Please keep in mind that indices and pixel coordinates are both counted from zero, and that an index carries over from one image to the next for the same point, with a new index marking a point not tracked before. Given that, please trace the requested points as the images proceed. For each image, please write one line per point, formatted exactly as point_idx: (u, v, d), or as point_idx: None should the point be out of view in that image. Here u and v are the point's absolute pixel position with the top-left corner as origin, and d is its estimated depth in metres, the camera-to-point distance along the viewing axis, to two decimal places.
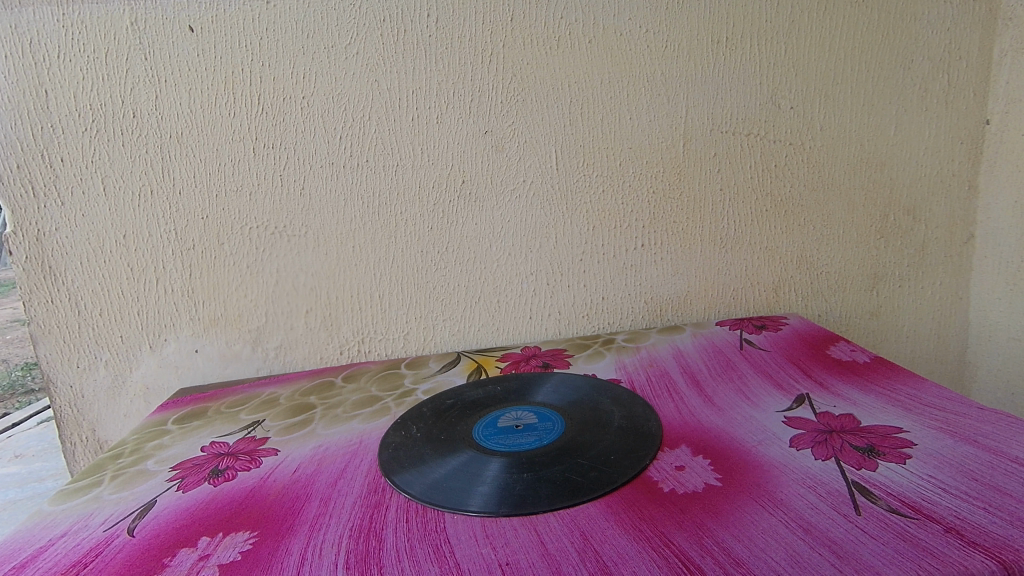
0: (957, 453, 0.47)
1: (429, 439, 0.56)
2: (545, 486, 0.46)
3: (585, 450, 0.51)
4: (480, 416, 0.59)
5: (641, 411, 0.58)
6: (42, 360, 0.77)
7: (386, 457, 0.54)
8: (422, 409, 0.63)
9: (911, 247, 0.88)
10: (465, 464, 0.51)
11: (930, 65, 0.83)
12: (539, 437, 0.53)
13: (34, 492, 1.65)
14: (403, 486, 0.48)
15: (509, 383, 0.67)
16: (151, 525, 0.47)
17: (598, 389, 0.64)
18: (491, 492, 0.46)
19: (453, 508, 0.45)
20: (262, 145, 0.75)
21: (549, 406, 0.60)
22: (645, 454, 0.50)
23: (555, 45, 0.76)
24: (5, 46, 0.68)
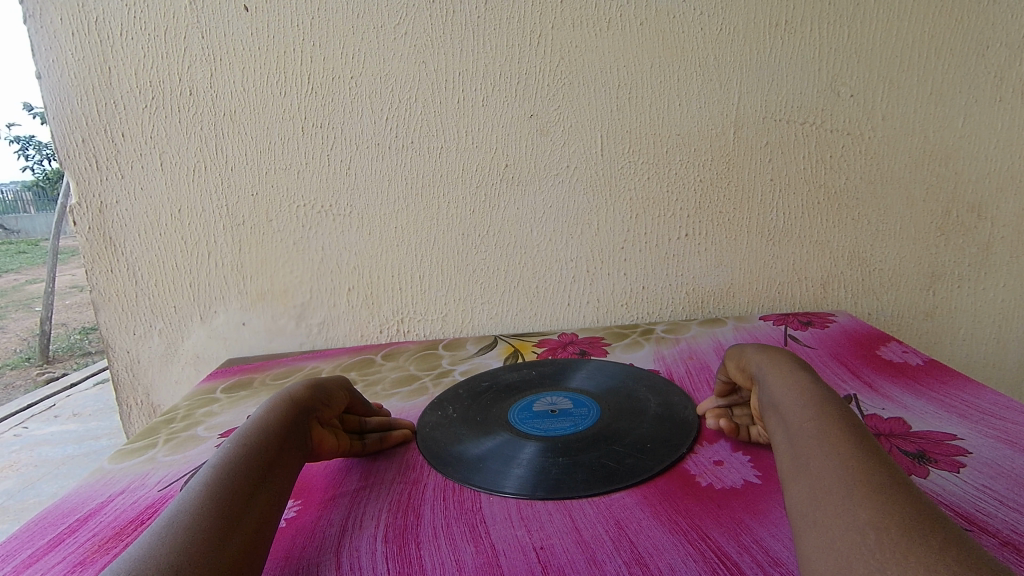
0: (1016, 464, 0.44)
1: (465, 419, 0.57)
2: (581, 472, 0.46)
3: (622, 436, 0.51)
4: (515, 397, 0.60)
5: (678, 400, 0.58)
6: (101, 326, 0.82)
7: (423, 436, 0.55)
8: (458, 389, 0.64)
9: (973, 246, 0.84)
10: (501, 445, 0.51)
11: (1006, 52, 0.77)
12: (575, 422, 0.54)
13: (90, 448, 1.76)
14: (440, 465, 0.49)
15: (545, 366, 0.68)
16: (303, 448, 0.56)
17: (635, 376, 0.64)
18: (527, 475, 0.47)
19: (490, 489, 0.45)
20: (311, 123, 0.76)
21: (585, 391, 0.60)
22: (682, 444, 0.50)
23: (605, 27, 0.74)
24: (71, 24, 0.71)
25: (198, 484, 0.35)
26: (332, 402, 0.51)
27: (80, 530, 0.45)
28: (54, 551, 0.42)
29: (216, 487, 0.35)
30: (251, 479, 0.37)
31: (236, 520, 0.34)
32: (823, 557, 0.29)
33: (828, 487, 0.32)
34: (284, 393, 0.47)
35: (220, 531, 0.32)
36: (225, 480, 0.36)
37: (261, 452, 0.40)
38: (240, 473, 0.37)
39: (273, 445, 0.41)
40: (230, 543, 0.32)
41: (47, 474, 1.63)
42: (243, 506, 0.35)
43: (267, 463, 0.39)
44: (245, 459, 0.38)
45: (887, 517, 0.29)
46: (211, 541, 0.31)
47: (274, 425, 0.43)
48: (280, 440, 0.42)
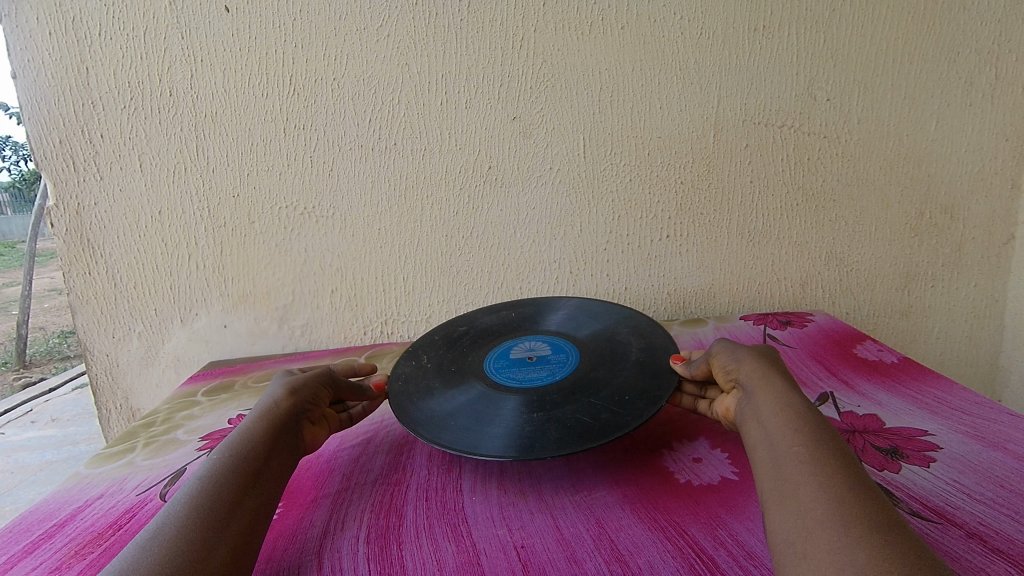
0: (984, 458, 0.46)
1: (439, 369, 0.56)
2: (555, 429, 0.45)
3: (600, 389, 0.49)
4: (492, 348, 0.60)
5: (660, 340, 0.55)
6: (79, 329, 0.81)
7: (397, 388, 0.54)
8: (435, 334, 0.64)
9: (946, 246, 0.86)
10: (476, 401, 0.51)
11: (976, 57, 0.79)
12: (552, 371, 0.53)
13: (69, 454, 1.72)
14: (413, 423, 0.48)
15: (523, 309, 0.68)
16: None
17: (615, 314, 0.62)
18: (500, 434, 0.46)
19: (462, 449, 0.44)
20: (293, 125, 0.76)
21: (565, 338, 0.60)
22: (660, 394, 0.47)
23: (587, 31, 0.75)
24: (48, 23, 0.69)
25: (185, 498, 0.35)
26: (321, 403, 0.51)
27: (56, 535, 0.44)
28: (29, 558, 0.41)
29: (203, 499, 0.35)
30: (240, 487, 0.37)
31: (225, 530, 0.33)
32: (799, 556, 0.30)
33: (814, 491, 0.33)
34: (270, 404, 0.47)
35: (207, 545, 0.32)
36: (210, 494, 0.35)
37: (248, 462, 0.39)
38: (227, 483, 0.37)
39: (260, 454, 0.41)
40: (218, 553, 0.32)
41: (24, 481, 1.60)
42: (233, 515, 0.35)
43: (256, 471, 0.39)
44: (231, 469, 0.38)
45: None
46: (199, 553, 0.31)
47: (260, 432, 0.43)
48: (267, 448, 0.42)
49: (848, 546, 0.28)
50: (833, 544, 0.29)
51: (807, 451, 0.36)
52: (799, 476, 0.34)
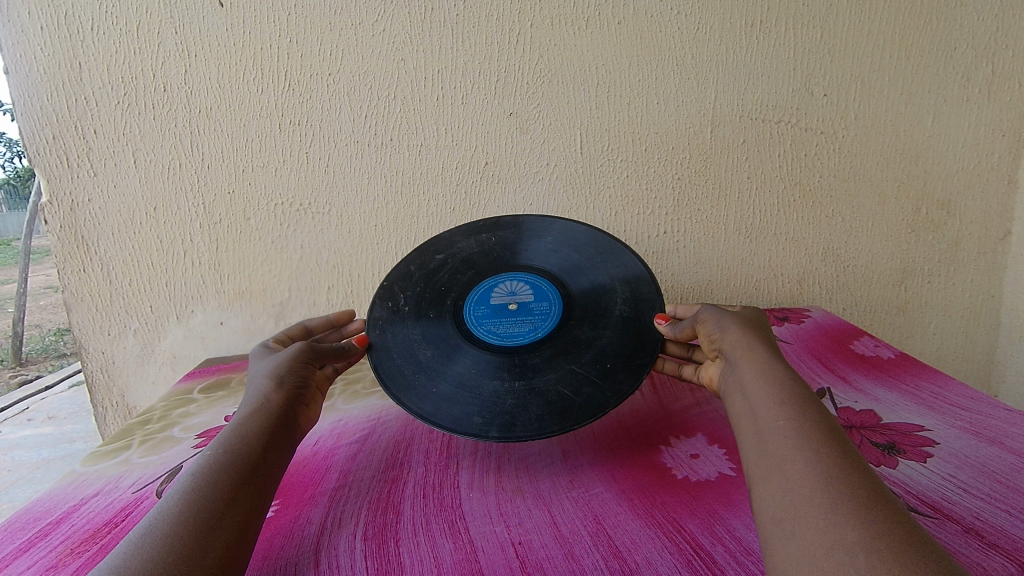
0: (980, 453, 0.46)
1: (419, 315, 0.54)
2: (536, 404, 0.47)
3: (582, 352, 0.51)
4: (472, 287, 0.57)
5: (647, 294, 0.53)
6: (74, 327, 0.80)
7: (375, 340, 0.53)
8: (410, 263, 0.58)
9: (943, 242, 0.86)
10: (458, 362, 0.52)
11: (973, 53, 0.79)
12: (534, 327, 0.54)
13: (65, 452, 1.72)
14: (397, 388, 0.50)
15: (504, 230, 0.60)
16: None
17: (600, 249, 0.57)
18: (482, 406, 0.48)
19: (447, 426, 0.47)
20: (289, 121, 0.75)
21: (548, 277, 0.57)
22: (644, 365, 0.48)
23: (584, 26, 0.74)
24: (40, 18, 0.69)
25: (179, 501, 0.33)
26: (311, 380, 0.48)
27: (52, 533, 0.44)
28: (24, 556, 0.41)
29: (195, 501, 0.33)
30: (236, 484, 0.35)
31: (218, 530, 0.32)
32: (787, 543, 0.29)
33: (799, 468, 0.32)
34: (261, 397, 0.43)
35: (198, 550, 0.31)
36: (204, 494, 0.34)
37: (245, 458, 0.37)
38: (223, 481, 0.35)
39: (258, 444, 0.39)
40: (210, 557, 0.31)
41: (21, 479, 1.59)
42: (227, 514, 0.33)
43: (254, 466, 0.37)
44: (227, 468, 0.36)
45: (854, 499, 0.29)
46: (190, 561, 0.30)
47: (254, 423, 0.41)
48: (266, 437, 0.40)
49: (832, 532, 0.28)
50: (824, 528, 0.28)
51: (789, 423, 0.35)
52: (782, 451, 0.34)
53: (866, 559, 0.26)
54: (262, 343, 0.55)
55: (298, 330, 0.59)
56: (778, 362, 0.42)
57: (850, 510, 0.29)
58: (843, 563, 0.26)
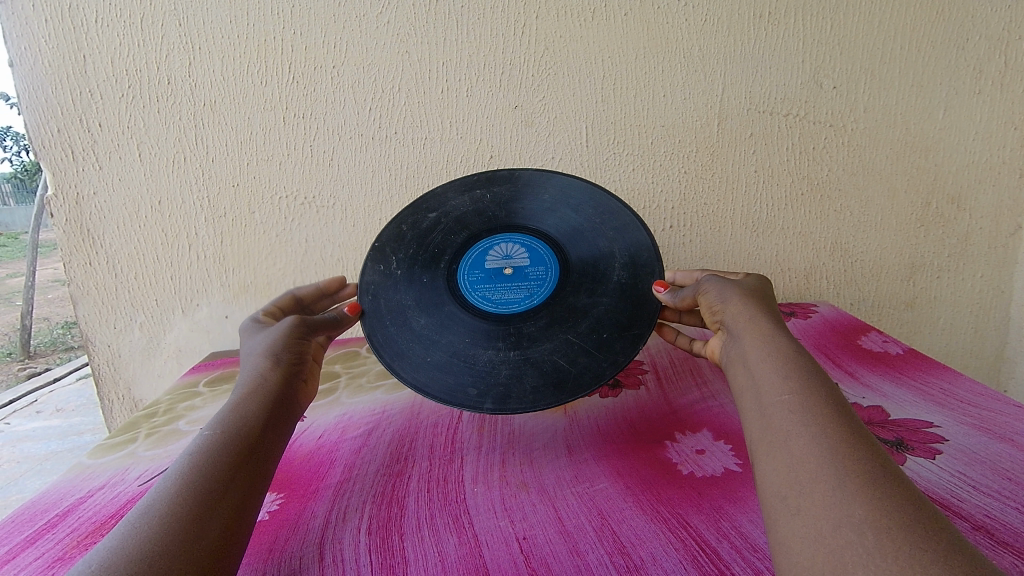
0: (989, 450, 0.45)
1: (412, 279, 0.54)
2: (530, 375, 0.50)
3: (578, 321, 0.52)
4: (466, 250, 0.55)
5: (646, 260, 0.52)
6: (81, 320, 0.81)
7: (367, 307, 0.53)
8: (401, 222, 0.55)
9: (952, 237, 0.85)
10: (450, 331, 0.53)
11: (986, 44, 0.78)
12: (530, 293, 0.55)
13: (73, 444, 1.73)
14: (391, 357, 0.51)
15: (499, 185, 0.55)
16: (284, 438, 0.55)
17: (601, 211, 0.54)
18: (477, 376, 0.51)
19: (444, 398, 0.50)
20: (293, 114, 0.75)
21: (545, 240, 0.55)
22: (641, 338, 0.50)
23: (590, 17, 0.74)
24: (44, 11, 0.69)
25: (176, 479, 0.33)
26: (307, 355, 0.48)
27: (58, 525, 0.44)
28: (31, 548, 0.41)
29: (192, 480, 0.33)
30: (234, 462, 0.35)
31: (217, 508, 0.32)
32: (791, 528, 0.29)
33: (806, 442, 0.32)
34: (259, 374, 0.43)
35: (198, 528, 0.31)
36: (202, 472, 0.34)
37: (244, 437, 0.37)
38: (221, 459, 0.35)
39: (257, 423, 0.39)
40: (210, 535, 0.31)
41: (30, 470, 1.61)
42: (226, 491, 0.33)
43: (254, 445, 0.37)
44: (227, 447, 0.36)
45: (864, 481, 0.29)
46: (190, 540, 0.30)
47: (252, 400, 0.40)
48: (264, 416, 0.40)
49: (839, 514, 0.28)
50: (830, 509, 0.28)
51: (793, 398, 0.35)
52: (787, 426, 0.33)
53: (874, 538, 0.26)
54: (251, 317, 0.54)
55: (287, 300, 0.58)
56: (781, 334, 0.41)
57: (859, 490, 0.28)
58: (851, 548, 0.26)
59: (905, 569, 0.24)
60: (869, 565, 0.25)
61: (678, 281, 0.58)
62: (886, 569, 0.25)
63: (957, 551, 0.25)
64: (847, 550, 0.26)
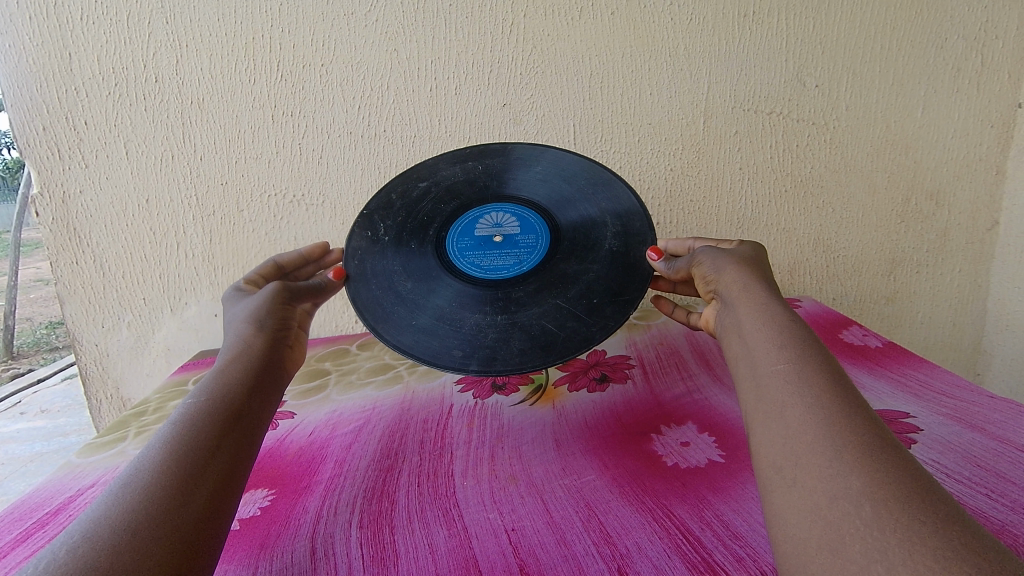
0: (964, 439, 0.47)
1: (400, 244, 0.56)
2: (516, 338, 0.52)
3: (569, 286, 0.54)
4: (456, 219, 0.57)
5: (638, 227, 0.54)
6: (67, 319, 0.80)
7: (353, 270, 0.54)
8: (392, 191, 0.57)
9: (932, 232, 0.87)
10: (437, 295, 0.55)
11: (964, 43, 0.79)
12: (519, 259, 0.57)
13: (59, 445, 1.71)
14: (374, 319, 0.52)
15: (492, 158, 0.58)
16: (274, 435, 0.56)
17: (593, 181, 0.56)
18: (463, 340, 0.52)
19: (429, 360, 0.50)
20: (281, 112, 0.75)
21: (535, 209, 0.58)
22: (631, 303, 0.51)
23: (578, 16, 0.74)
24: (28, 8, 0.68)
25: (161, 445, 0.34)
26: (290, 323, 0.49)
27: (49, 524, 0.44)
28: (23, 546, 0.41)
29: (177, 446, 0.33)
30: (219, 427, 0.36)
31: (203, 469, 0.33)
32: (782, 510, 0.30)
33: (801, 417, 0.33)
34: (241, 342, 0.43)
35: (185, 490, 0.31)
36: (186, 437, 0.34)
37: (228, 402, 0.38)
38: (206, 426, 0.35)
39: (241, 391, 0.39)
40: (197, 496, 0.31)
41: (14, 472, 1.59)
42: (211, 455, 0.34)
43: (239, 409, 0.38)
44: (212, 414, 0.36)
45: (855, 453, 0.30)
46: (177, 502, 0.30)
47: (235, 369, 0.41)
48: (250, 385, 0.40)
49: (826, 490, 0.29)
50: (817, 489, 0.29)
51: (787, 369, 0.36)
52: (782, 397, 0.34)
53: (870, 510, 0.27)
54: (234, 286, 0.53)
55: (271, 269, 0.58)
56: (773, 302, 0.43)
57: (850, 463, 0.29)
58: (838, 522, 0.27)
59: (902, 539, 0.25)
60: (866, 537, 0.26)
61: (670, 250, 0.58)
62: (884, 539, 0.25)
63: (952, 519, 0.26)
64: (833, 525, 0.27)
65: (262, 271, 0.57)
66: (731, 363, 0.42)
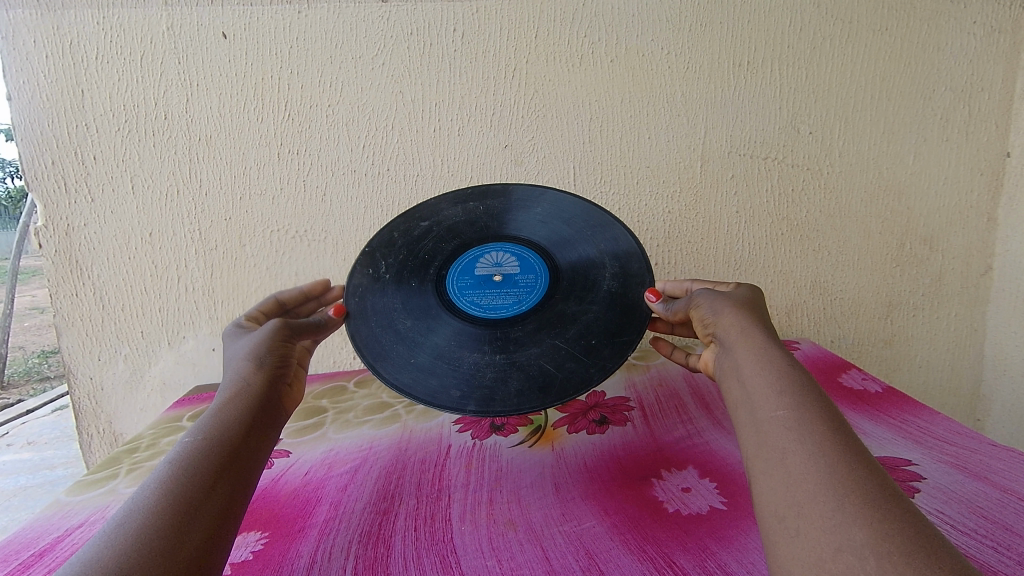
0: (966, 489, 0.46)
1: (400, 282, 0.56)
2: (515, 378, 0.52)
3: (567, 327, 0.54)
4: (456, 257, 0.58)
5: (637, 269, 0.54)
6: (63, 352, 0.80)
7: (353, 307, 0.54)
8: (394, 229, 0.58)
9: (926, 276, 0.88)
10: (436, 333, 0.55)
11: (951, 95, 0.82)
12: (518, 298, 0.57)
13: (44, 479, 1.67)
14: (373, 357, 0.52)
15: (493, 198, 0.59)
16: (269, 475, 0.55)
17: (592, 223, 0.57)
18: (462, 379, 0.52)
19: (426, 399, 0.50)
20: (287, 150, 0.76)
21: (535, 249, 0.58)
22: (629, 344, 0.51)
23: (578, 62, 0.77)
24: (45, 47, 0.70)
25: (157, 484, 0.33)
26: (290, 360, 0.49)
27: (34, 565, 0.43)
28: None
29: (173, 486, 0.33)
30: (217, 467, 0.35)
31: (199, 511, 0.32)
32: (786, 561, 0.29)
33: (803, 464, 0.32)
34: (241, 378, 0.43)
35: (180, 532, 0.31)
36: (183, 476, 0.34)
37: (226, 442, 0.37)
38: (203, 466, 0.35)
39: (240, 430, 0.39)
40: (192, 539, 0.31)
41: None
42: (208, 496, 0.33)
43: (236, 448, 0.37)
44: (210, 452, 0.36)
45: (858, 501, 0.29)
46: (172, 545, 0.30)
47: (234, 406, 0.41)
48: (248, 423, 0.40)
49: (830, 539, 0.28)
50: (823, 539, 0.29)
51: (788, 414, 0.36)
52: (784, 443, 0.34)
53: (876, 562, 0.26)
54: (235, 322, 0.53)
55: (272, 305, 0.58)
56: (773, 346, 0.43)
57: (854, 512, 0.29)
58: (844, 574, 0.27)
59: None
60: None
61: (667, 291, 0.59)
62: None
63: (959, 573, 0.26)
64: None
65: (263, 307, 0.57)
66: (732, 406, 0.41)
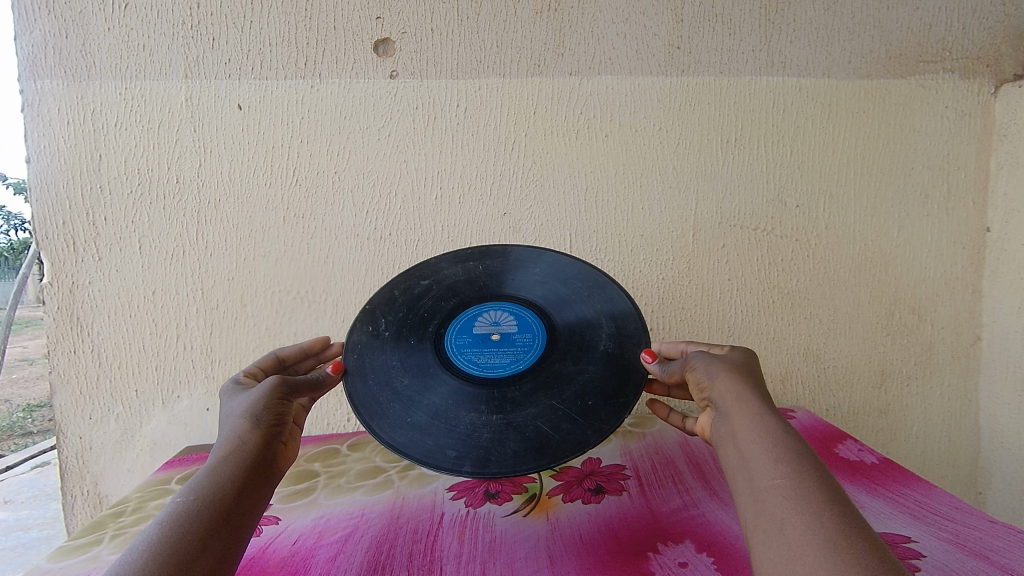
0: (966, 568, 0.46)
1: (399, 340, 0.57)
2: (511, 439, 0.51)
3: (564, 387, 0.55)
4: (454, 316, 0.60)
5: (633, 329, 0.55)
6: (55, 410, 0.79)
7: (351, 364, 0.54)
8: (394, 287, 0.59)
9: (917, 345, 0.89)
10: (434, 392, 0.55)
11: (929, 172, 0.86)
12: (515, 358, 0.58)
13: (17, 542, 1.60)
14: (369, 416, 0.52)
15: (492, 259, 0.61)
16: (257, 543, 0.53)
17: (588, 283, 0.59)
18: (458, 440, 0.52)
19: (421, 459, 0.50)
20: (293, 214, 0.79)
21: (532, 308, 0.60)
22: (626, 405, 0.51)
23: (575, 136, 0.81)
24: (68, 115, 0.74)
25: (145, 549, 0.33)
26: (286, 418, 0.48)
27: None
28: None
29: (161, 551, 0.32)
30: (206, 532, 0.35)
31: None
32: None
33: (801, 538, 0.32)
34: (237, 437, 0.43)
35: None
36: (171, 541, 0.33)
37: (218, 505, 0.37)
38: (192, 531, 0.34)
39: (232, 492, 0.38)
40: None
41: None
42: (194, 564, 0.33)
43: (227, 512, 0.37)
44: (201, 516, 0.36)
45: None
46: None
47: (228, 466, 0.40)
48: (241, 485, 0.39)
49: None
50: None
51: (784, 485, 0.36)
52: (780, 514, 0.34)
53: None
54: (234, 379, 0.54)
55: (271, 362, 0.59)
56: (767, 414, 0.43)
57: None
58: None
59: None
60: None
61: (664, 352, 0.60)
62: None
63: None
64: None
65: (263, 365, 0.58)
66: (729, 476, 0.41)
